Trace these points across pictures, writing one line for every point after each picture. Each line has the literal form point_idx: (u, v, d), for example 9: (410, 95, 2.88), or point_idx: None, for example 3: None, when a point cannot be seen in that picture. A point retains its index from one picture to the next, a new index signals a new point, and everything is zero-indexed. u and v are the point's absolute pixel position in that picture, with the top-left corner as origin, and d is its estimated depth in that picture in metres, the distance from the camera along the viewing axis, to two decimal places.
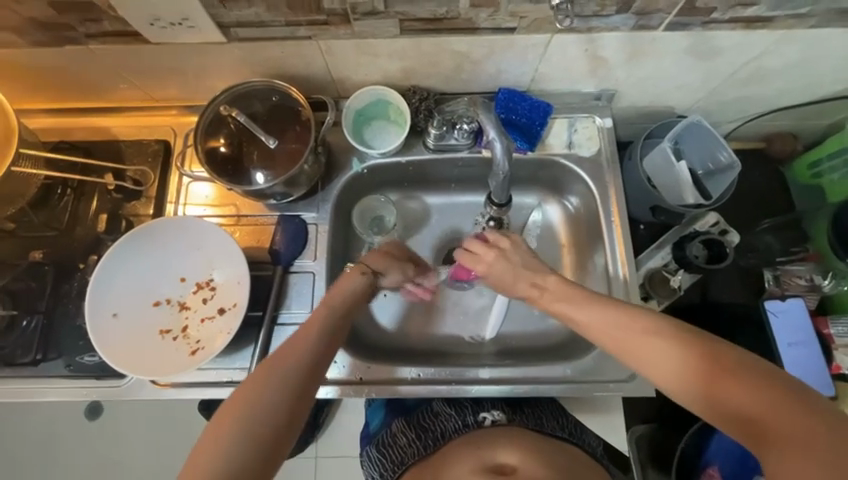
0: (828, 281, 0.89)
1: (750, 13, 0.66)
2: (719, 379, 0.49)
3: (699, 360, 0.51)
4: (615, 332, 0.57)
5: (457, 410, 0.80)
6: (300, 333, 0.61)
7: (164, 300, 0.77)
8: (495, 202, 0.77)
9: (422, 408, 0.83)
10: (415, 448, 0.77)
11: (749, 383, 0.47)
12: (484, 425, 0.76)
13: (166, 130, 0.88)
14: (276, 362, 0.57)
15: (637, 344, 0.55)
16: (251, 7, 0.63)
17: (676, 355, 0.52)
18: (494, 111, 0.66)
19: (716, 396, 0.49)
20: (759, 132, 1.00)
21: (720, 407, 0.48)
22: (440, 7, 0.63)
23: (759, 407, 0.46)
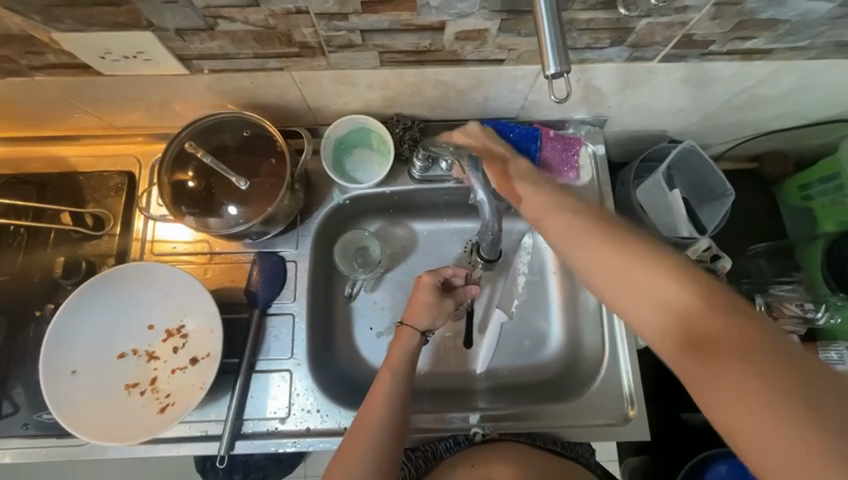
0: (821, 313, 0.84)
1: (749, 45, 0.63)
2: (655, 274, 0.46)
3: (649, 263, 0.47)
4: (595, 247, 0.51)
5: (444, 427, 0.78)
6: (396, 358, 0.66)
7: (130, 351, 0.72)
8: (485, 258, 0.83)
9: None
10: (407, 471, 0.70)
11: (719, 313, 0.41)
12: (476, 441, 0.74)
13: (130, 161, 0.81)
14: (389, 385, 0.63)
15: (559, 234, 0.55)
16: (214, 40, 0.57)
17: (615, 239, 0.50)
18: (481, 167, 0.63)
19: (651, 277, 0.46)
20: (751, 153, 0.98)
21: (671, 326, 0.44)
22: (422, 40, 0.58)
23: (713, 330, 0.41)
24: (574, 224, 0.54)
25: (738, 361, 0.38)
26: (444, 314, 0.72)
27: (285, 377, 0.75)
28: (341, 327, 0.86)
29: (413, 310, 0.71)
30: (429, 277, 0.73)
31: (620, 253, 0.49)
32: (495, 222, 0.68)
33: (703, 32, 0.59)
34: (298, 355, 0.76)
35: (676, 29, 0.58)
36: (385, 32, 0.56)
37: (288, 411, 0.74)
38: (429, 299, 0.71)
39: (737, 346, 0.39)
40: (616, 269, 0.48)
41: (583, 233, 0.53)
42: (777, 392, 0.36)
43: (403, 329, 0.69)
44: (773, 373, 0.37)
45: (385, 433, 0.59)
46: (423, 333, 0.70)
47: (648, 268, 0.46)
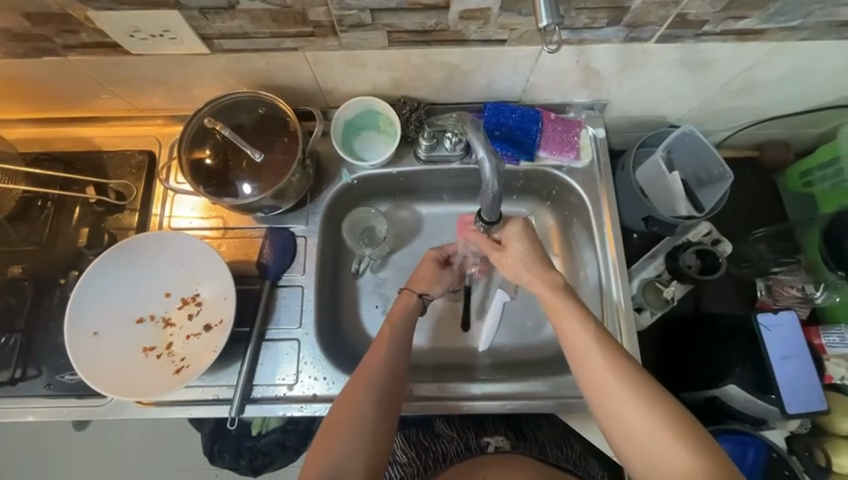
0: (820, 293, 0.88)
1: (742, 25, 0.65)
2: (632, 406, 0.58)
3: (611, 349, 0.62)
4: (588, 354, 0.62)
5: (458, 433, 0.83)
6: (398, 314, 0.73)
7: (148, 317, 0.75)
8: (485, 219, 0.69)
9: (423, 426, 0.86)
10: (415, 468, 0.79)
11: (638, 385, 0.59)
12: (487, 451, 0.79)
13: (151, 141, 0.86)
14: (390, 334, 0.69)
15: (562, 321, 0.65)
16: (234, 19, 0.61)
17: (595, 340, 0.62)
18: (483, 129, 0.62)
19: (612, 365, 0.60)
20: (751, 141, 0.99)
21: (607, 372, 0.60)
22: (428, 20, 0.62)
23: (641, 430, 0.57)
24: (584, 346, 0.62)
25: (643, 418, 0.57)
26: (443, 284, 0.78)
27: (293, 346, 0.78)
28: (347, 303, 0.89)
29: (415, 276, 0.77)
30: (431, 253, 0.79)
31: (593, 344, 0.62)
32: (498, 185, 0.62)
33: (696, 12, 0.62)
34: (306, 325, 0.79)
35: (669, 8, 0.61)
36: (393, 11, 0.60)
37: (296, 379, 0.76)
38: (431, 270, 0.78)
39: (638, 392, 0.58)
40: (597, 380, 0.61)
41: (582, 347, 0.62)
42: (655, 443, 0.56)
43: (409, 296, 0.75)
44: (657, 426, 0.56)
45: (384, 381, 0.64)
46: (420, 296, 0.75)
47: (611, 372, 0.60)
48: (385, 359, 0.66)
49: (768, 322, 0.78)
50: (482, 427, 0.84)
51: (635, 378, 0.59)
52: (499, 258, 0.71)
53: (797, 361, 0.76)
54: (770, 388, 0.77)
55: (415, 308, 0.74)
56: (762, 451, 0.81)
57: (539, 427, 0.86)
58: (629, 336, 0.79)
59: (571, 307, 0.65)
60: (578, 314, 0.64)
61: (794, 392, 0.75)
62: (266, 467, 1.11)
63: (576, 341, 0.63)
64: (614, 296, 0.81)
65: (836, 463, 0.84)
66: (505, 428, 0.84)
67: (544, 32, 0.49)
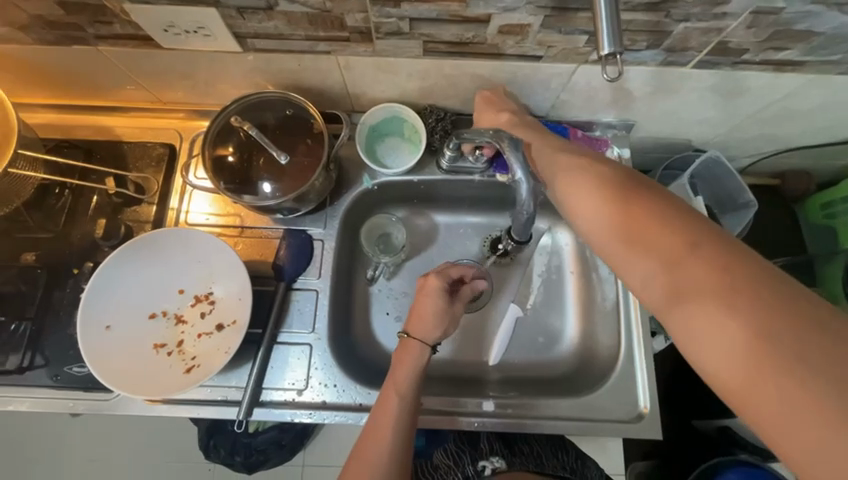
0: None
1: (783, 57, 0.64)
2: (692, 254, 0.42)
3: (701, 268, 0.41)
4: (637, 248, 0.46)
5: (456, 461, 0.83)
6: (404, 376, 0.65)
7: (160, 312, 0.75)
8: (516, 237, 0.78)
9: (421, 462, 0.85)
10: None
11: (735, 299, 0.38)
12: (483, 474, 0.79)
13: (172, 134, 0.85)
14: (396, 409, 0.62)
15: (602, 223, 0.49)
16: (271, 20, 0.60)
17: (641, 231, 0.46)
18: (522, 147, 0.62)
19: (696, 298, 0.40)
20: (774, 168, 0.98)
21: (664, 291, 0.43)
22: (466, 32, 0.61)
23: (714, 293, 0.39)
24: (614, 218, 0.48)
25: (740, 369, 0.36)
26: (446, 321, 0.70)
27: (305, 351, 0.77)
28: (359, 310, 0.88)
29: (414, 320, 0.69)
30: (434, 280, 0.71)
31: (651, 223, 0.46)
32: (532, 205, 0.66)
33: (738, 41, 0.61)
34: (319, 330, 0.78)
35: (712, 35, 0.60)
36: (432, 22, 0.59)
37: (306, 384, 0.76)
38: (436, 298, 0.70)
39: (730, 285, 0.39)
40: (648, 277, 0.45)
41: (629, 211, 0.47)
42: (750, 400, 0.36)
43: (410, 341, 0.67)
44: (755, 369, 0.36)
45: (391, 460, 0.59)
46: (432, 346, 0.68)
47: (683, 268, 0.42)
48: (392, 442, 0.60)
49: None
50: (477, 448, 0.84)
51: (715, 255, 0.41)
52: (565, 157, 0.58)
53: None
54: None
55: (421, 360, 0.67)
56: None
57: (534, 441, 0.87)
58: (646, 362, 0.78)
59: (643, 213, 0.47)
60: (658, 223, 0.45)
61: None
62: (261, 464, 1.10)
63: (630, 256, 0.47)
64: (630, 318, 0.81)
65: None
66: (499, 446, 0.84)
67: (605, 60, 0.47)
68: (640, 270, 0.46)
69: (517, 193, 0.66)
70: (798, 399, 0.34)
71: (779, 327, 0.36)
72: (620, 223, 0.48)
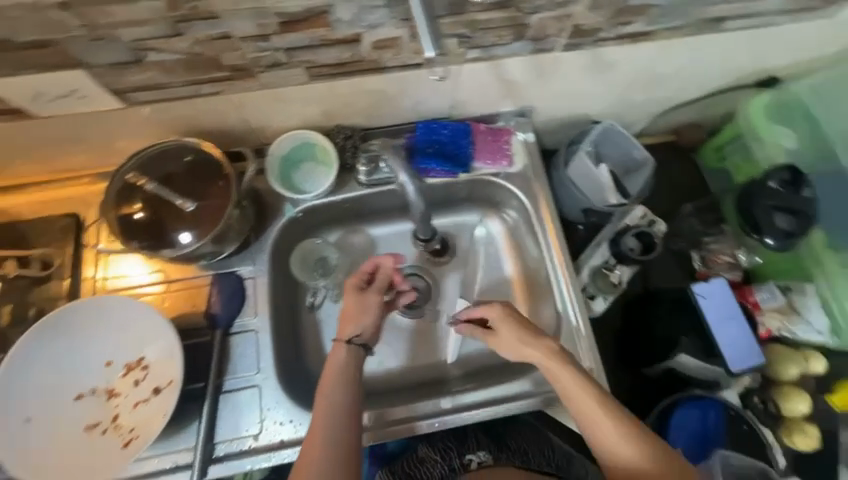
0: (746, 256, 0.97)
1: (631, 29, 0.72)
2: (612, 425, 0.63)
3: (617, 421, 0.63)
4: (584, 395, 0.65)
5: (442, 455, 0.82)
6: (330, 377, 0.66)
7: (88, 391, 0.71)
8: (422, 237, 0.88)
9: (408, 454, 0.85)
10: None
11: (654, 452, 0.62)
12: (470, 467, 0.78)
13: (77, 203, 0.81)
14: (324, 422, 0.62)
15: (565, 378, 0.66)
16: (145, 71, 0.60)
17: (591, 396, 0.65)
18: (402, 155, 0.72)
19: (611, 440, 0.63)
20: (666, 126, 1.08)
21: (615, 444, 0.63)
22: (343, 53, 0.63)
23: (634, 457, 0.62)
24: (577, 390, 0.65)
25: (632, 448, 0.62)
26: (372, 315, 0.72)
27: (256, 393, 0.75)
28: (309, 338, 0.87)
29: (341, 324, 0.71)
30: (352, 279, 0.74)
31: (582, 382, 0.65)
32: (421, 204, 0.76)
33: (587, 22, 0.68)
34: (265, 369, 0.76)
35: (564, 21, 0.66)
36: (306, 48, 0.61)
37: (261, 427, 0.73)
38: (356, 300, 0.72)
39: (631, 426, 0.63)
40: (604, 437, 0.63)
41: (562, 374, 0.66)
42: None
43: (340, 347, 0.69)
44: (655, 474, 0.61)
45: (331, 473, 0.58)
46: (349, 342, 0.69)
47: (631, 445, 0.62)
48: (327, 452, 0.59)
49: (703, 292, 0.84)
50: (465, 445, 0.83)
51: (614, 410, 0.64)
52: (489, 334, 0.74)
53: (735, 323, 0.82)
54: (714, 352, 0.84)
55: (350, 362, 0.68)
56: (721, 414, 0.87)
57: (522, 436, 0.87)
58: (584, 325, 0.82)
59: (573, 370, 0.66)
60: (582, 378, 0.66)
61: (737, 353, 0.81)
62: None
63: (576, 397, 0.65)
64: (563, 290, 0.84)
65: (786, 408, 0.92)
66: (487, 441, 0.84)
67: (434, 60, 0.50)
68: (573, 388, 0.65)
69: (406, 193, 0.74)
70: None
71: (646, 451, 0.62)
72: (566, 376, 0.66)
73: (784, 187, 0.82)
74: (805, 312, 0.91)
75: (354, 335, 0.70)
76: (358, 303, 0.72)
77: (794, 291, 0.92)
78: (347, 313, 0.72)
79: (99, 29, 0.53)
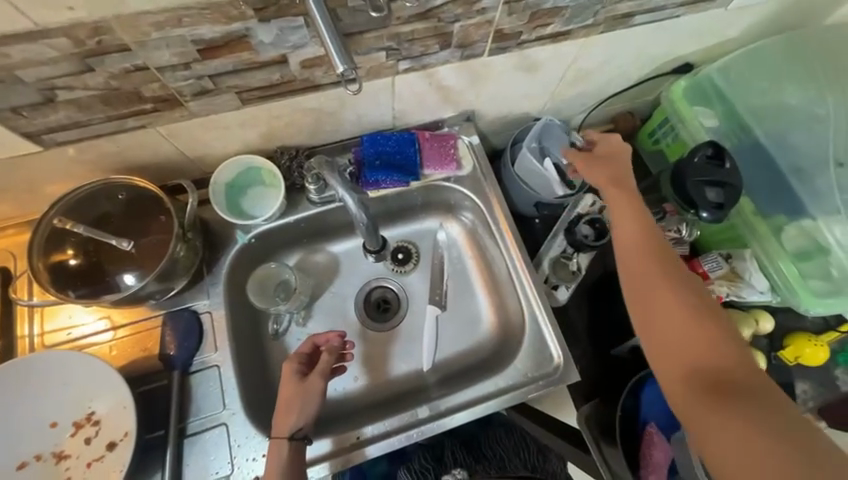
0: (687, 229, 1.02)
1: (551, 30, 0.76)
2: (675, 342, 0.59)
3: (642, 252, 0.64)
4: (647, 293, 0.62)
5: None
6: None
7: (33, 458, 0.65)
8: (372, 248, 0.89)
9: None
10: None
11: (702, 321, 0.59)
12: None
13: (3, 255, 0.76)
14: None
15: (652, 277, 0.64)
16: (59, 111, 0.57)
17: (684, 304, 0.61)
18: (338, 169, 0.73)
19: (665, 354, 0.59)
20: (603, 116, 1.14)
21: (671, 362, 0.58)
22: (272, 74, 0.63)
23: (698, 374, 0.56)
24: (636, 264, 0.65)
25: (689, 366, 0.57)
26: (312, 402, 0.67)
27: (223, 432, 0.72)
28: (278, 366, 0.84)
29: (280, 416, 0.65)
30: (290, 363, 0.69)
31: (664, 284, 0.62)
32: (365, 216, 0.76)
33: (508, 26, 0.71)
34: (231, 405, 0.73)
35: (486, 27, 0.69)
36: (232, 73, 0.61)
37: (232, 466, 0.70)
38: (297, 387, 0.67)
39: (702, 306, 0.60)
40: (657, 324, 0.61)
41: (654, 276, 0.63)
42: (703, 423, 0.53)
43: (280, 444, 0.63)
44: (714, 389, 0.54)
45: None
46: (291, 437, 0.64)
47: (690, 318, 0.59)
48: None
49: None
50: (442, 465, 0.85)
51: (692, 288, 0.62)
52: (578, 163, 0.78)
53: None
54: None
55: (293, 459, 0.63)
56: None
57: (498, 440, 0.90)
58: (549, 315, 0.84)
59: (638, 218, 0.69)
60: (652, 251, 0.65)
61: None
62: None
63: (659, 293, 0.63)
64: (525, 283, 0.86)
65: None
66: (464, 455, 0.86)
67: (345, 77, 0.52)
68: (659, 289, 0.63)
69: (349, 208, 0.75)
70: (718, 398, 0.53)
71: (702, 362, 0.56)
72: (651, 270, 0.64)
73: (708, 161, 0.89)
74: (747, 276, 0.97)
75: (295, 427, 0.65)
76: (298, 391, 0.67)
77: (735, 257, 0.98)
78: (285, 402, 0.66)
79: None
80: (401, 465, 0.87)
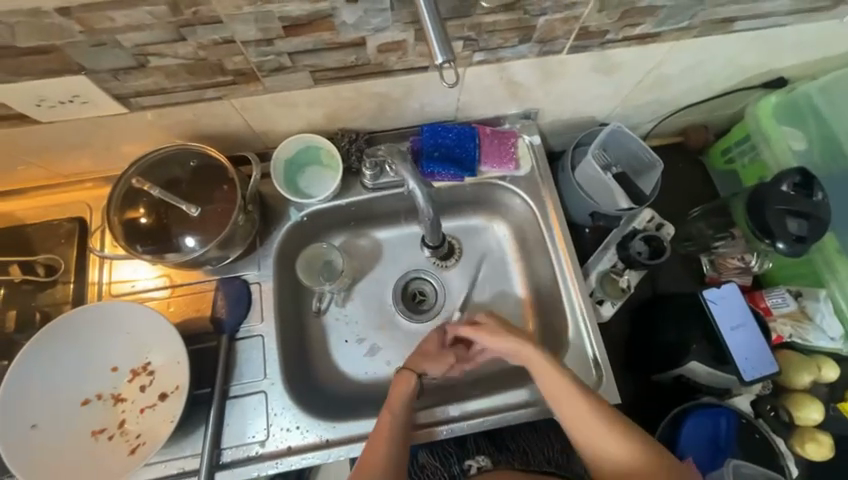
0: (757, 261, 0.94)
1: (640, 31, 0.71)
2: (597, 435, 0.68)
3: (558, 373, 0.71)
4: (592, 431, 0.69)
5: (443, 461, 0.85)
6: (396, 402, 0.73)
7: (94, 396, 0.70)
8: (431, 243, 0.88)
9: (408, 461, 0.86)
10: None
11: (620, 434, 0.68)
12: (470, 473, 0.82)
13: (80, 207, 0.81)
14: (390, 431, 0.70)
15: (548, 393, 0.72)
16: (148, 76, 0.60)
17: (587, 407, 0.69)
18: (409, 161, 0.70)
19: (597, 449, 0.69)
20: (674, 126, 1.07)
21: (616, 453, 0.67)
22: (348, 56, 0.63)
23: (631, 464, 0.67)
24: (578, 413, 0.69)
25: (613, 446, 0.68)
26: (441, 363, 0.79)
27: (262, 399, 0.75)
28: (315, 344, 0.86)
29: (419, 356, 0.79)
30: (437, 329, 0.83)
31: (590, 416, 0.69)
32: (432, 210, 0.75)
33: (596, 24, 0.66)
34: (272, 375, 0.76)
35: (572, 23, 0.65)
36: (310, 52, 0.61)
37: (267, 433, 0.73)
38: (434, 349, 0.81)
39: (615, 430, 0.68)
40: (589, 439, 0.69)
41: (575, 409, 0.69)
42: None
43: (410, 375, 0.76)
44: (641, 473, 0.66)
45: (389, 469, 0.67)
46: (420, 377, 0.77)
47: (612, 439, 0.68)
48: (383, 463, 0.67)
49: (713, 296, 0.83)
50: (465, 449, 0.86)
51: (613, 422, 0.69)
52: (485, 336, 0.78)
53: (744, 329, 0.81)
54: (726, 358, 0.80)
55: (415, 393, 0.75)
56: (733, 422, 0.85)
57: (520, 431, 0.88)
58: (594, 331, 0.81)
59: (567, 380, 0.70)
60: (571, 384, 0.70)
61: (748, 358, 0.79)
62: None
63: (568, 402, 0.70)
64: (573, 295, 0.83)
65: (800, 416, 0.90)
66: (486, 444, 0.86)
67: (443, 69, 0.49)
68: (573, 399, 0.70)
69: (416, 200, 0.73)
70: None
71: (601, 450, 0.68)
72: (560, 386, 0.71)
73: (796, 190, 0.81)
74: (818, 318, 0.89)
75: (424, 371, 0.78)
76: (439, 347, 0.81)
77: (806, 296, 0.91)
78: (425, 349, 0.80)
79: (100, 34, 0.52)
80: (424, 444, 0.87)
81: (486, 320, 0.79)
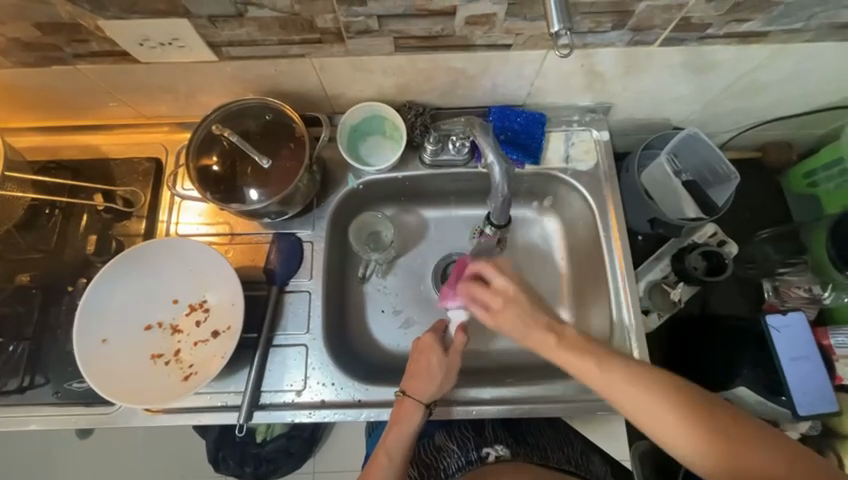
0: (828, 293, 0.88)
1: (746, 28, 0.66)
2: (634, 390, 0.57)
3: (629, 382, 0.58)
4: (634, 390, 0.57)
5: (460, 445, 0.81)
6: (399, 431, 0.68)
7: (156, 324, 0.76)
8: (494, 224, 0.76)
9: (424, 443, 0.85)
10: None
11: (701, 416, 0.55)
12: (488, 461, 0.77)
13: (157, 148, 0.86)
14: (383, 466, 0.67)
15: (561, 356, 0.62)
16: (243, 27, 0.62)
17: (586, 352, 0.61)
18: (492, 134, 0.68)
19: (687, 437, 0.55)
20: (754, 141, 0.99)
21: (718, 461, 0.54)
22: (435, 25, 0.63)
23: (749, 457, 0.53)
24: (608, 383, 0.59)
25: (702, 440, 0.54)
26: (438, 375, 0.70)
27: (302, 352, 0.78)
28: (355, 309, 0.89)
29: (412, 371, 0.71)
30: (429, 335, 0.73)
31: (652, 397, 0.56)
32: (507, 187, 0.69)
33: (699, 15, 0.63)
34: (314, 330, 0.79)
35: (673, 11, 0.62)
36: (400, 17, 0.61)
37: (304, 384, 0.76)
38: (435, 359, 0.71)
39: (711, 417, 0.55)
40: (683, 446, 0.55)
41: (598, 375, 0.59)
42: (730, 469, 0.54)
43: (405, 399, 0.70)
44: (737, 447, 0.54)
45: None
46: (425, 405, 0.69)
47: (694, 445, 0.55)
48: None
49: (776, 324, 0.79)
50: (482, 437, 0.82)
51: (689, 396, 0.56)
52: (487, 314, 0.69)
53: (806, 361, 0.78)
54: (780, 390, 0.78)
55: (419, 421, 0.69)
56: None
57: (540, 431, 0.86)
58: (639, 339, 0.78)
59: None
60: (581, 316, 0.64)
61: (804, 393, 0.76)
62: (271, 474, 1.16)
63: (632, 397, 0.57)
64: (622, 301, 0.80)
65: None
66: (505, 435, 0.82)
67: (556, 36, 0.50)
68: (639, 402, 0.57)
69: (491, 175, 0.69)
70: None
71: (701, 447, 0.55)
72: (629, 381, 0.58)
73: None
74: None
75: (420, 387, 0.70)
76: (436, 357, 0.71)
77: None
78: (419, 365, 0.71)
79: None
80: (443, 428, 0.86)
81: (505, 264, 0.70)
